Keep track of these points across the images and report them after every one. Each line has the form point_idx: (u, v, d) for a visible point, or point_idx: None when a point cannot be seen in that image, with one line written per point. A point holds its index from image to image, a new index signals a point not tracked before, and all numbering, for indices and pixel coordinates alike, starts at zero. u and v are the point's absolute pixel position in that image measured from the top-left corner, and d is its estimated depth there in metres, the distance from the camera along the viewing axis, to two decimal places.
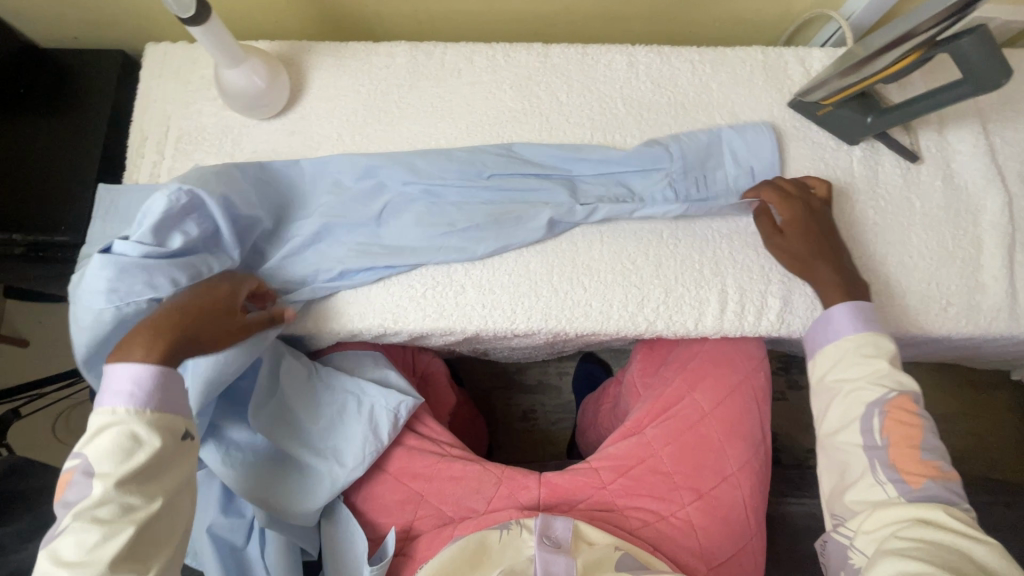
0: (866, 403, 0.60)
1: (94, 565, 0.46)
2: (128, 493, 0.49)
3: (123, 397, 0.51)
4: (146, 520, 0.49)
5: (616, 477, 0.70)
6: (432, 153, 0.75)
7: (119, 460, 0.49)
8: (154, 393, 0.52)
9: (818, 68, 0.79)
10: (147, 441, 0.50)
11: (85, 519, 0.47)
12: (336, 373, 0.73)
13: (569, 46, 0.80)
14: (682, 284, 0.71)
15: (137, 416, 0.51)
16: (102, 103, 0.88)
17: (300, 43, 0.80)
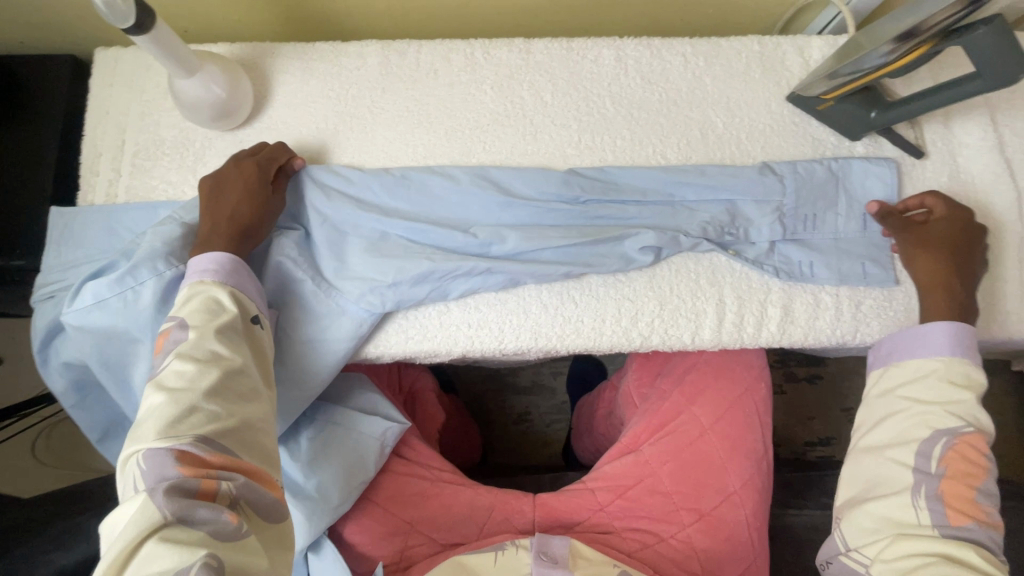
0: (933, 427, 0.56)
1: (191, 392, 0.46)
2: (218, 342, 0.50)
3: (206, 274, 0.55)
4: (232, 370, 0.49)
5: (613, 498, 0.68)
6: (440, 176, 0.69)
7: (207, 316, 0.51)
8: (231, 273, 0.56)
9: (817, 58, 0.74)
10: (229, 308, 0.53)
11: (183, 358, 0.48)
12: (323, 408, 0.70)
13: (552, 41, 0.75)
14: (678, 296, 0.67)
15: (221, 288, 0.54)
16: (53, 114, 0.83)
17: (263, 45, 0.74)
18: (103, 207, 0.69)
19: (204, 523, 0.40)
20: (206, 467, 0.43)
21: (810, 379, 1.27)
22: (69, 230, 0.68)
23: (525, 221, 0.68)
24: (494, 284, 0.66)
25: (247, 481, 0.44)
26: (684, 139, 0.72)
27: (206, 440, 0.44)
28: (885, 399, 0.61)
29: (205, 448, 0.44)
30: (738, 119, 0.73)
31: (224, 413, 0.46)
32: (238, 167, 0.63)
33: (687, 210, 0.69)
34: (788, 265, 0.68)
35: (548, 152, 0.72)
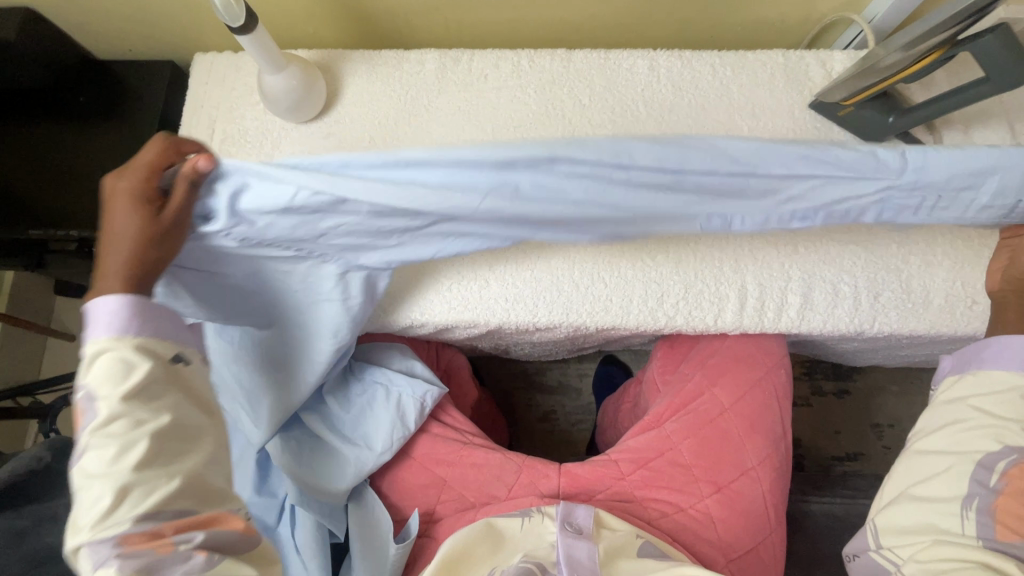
0: (1003, 442, 0.58)
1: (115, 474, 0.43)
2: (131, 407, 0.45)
3: (100, 328, 0.46)
4: (162, 429, 0.45)
5: (635, 469, 0.71)
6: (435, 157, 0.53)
7: (115, 383, 0.45)
8: (133, 317, 0.47)
9: (839, 70, 0.80)
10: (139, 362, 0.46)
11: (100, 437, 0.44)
12: (364, 368, 0.76)
13: (592, 52, 0.83)
14: (702, 281, 0.72)
15: (122, 344, 0.46)
16: (153, 111, 0.95)
17: (336, 52, 0.85)
18: None
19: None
20: (157, 535, 0.43)
21: (837, 394, 1.28)
22: None
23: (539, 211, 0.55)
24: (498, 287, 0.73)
25: (200, 535, 0.44)
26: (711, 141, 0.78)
27: (147, 514, 0.43)
28: (956, 405, 0.64)
29: (147, 522, 0.43)
30: (762, 123, 0.79)
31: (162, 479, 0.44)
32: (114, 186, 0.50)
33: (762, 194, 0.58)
34: (778, 300, 0.72)
35: None
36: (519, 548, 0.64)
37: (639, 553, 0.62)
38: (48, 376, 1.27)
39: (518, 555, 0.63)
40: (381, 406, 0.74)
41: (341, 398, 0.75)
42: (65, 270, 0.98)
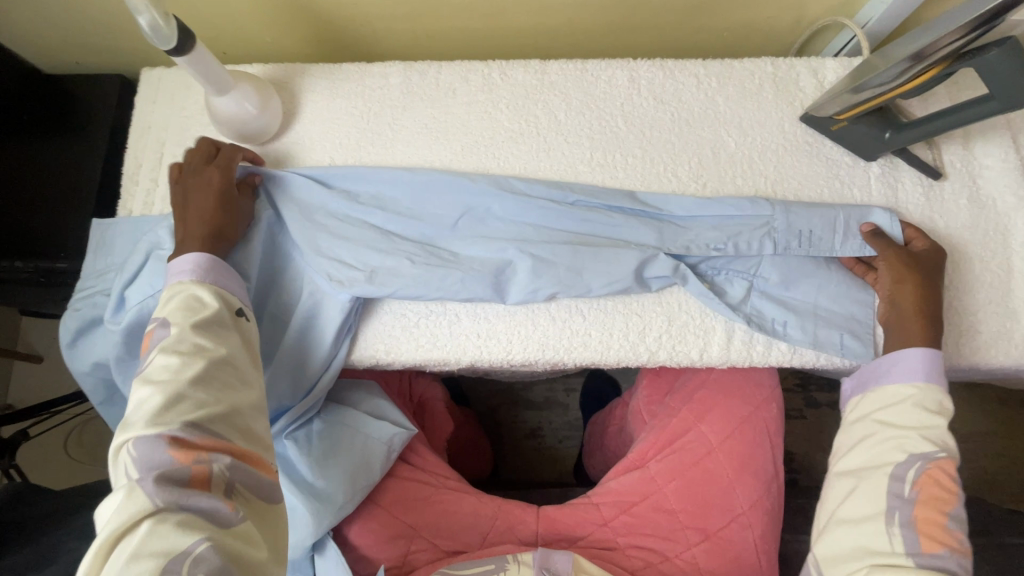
0: (907, 451, 0.56)
1: (175, 382, 0.48)
2: (200, 335, 0.52)
3: (185, 274, 0.57)
4: (217, 359, 0.51)
5: (618, 514, 0.67)
6: (435, 183, 0.71)
7: (189, 313, 0.54)
8: (212, 270, 0.58)
9: (832, 80, 0.75)
10: (210, 303, 0.55)
11: (168, 351, 0.50)
12: (333, 408, 0.72)
13: (568, 62, 0.77)
14: (686, 312, 0.68)
15: (199, 286, 0.56)
16: (103, 129, 0.89)
17: (293, 66, 0.79)
18: (140, 217, 0.74)
19: (205, 512, 0.43)
20: (193, 446, 0.45)
21: (832, 406, 1.24)
22: (104, 240, 0.73)
23: (545, 229, 0.69)
24: (482, 290, 0.66)
25: (234, 463, 0.47)
26: (696, 158, 0.73)
27: (195, 423, 0.46)
28: (859, 423, 0.61)
29: (192, 431, 0.46)
30: (750, 139, 0.73)
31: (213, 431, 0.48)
32: (201, 172, 0.65)
33: (676, 227, 0.69)
34: (760, 318, 0.67)
35: (560, 169, 0.73)
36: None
37: None
38: (13, 402, 1.21)
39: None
40: (348, 452, 0.68)
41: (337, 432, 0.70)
42: None
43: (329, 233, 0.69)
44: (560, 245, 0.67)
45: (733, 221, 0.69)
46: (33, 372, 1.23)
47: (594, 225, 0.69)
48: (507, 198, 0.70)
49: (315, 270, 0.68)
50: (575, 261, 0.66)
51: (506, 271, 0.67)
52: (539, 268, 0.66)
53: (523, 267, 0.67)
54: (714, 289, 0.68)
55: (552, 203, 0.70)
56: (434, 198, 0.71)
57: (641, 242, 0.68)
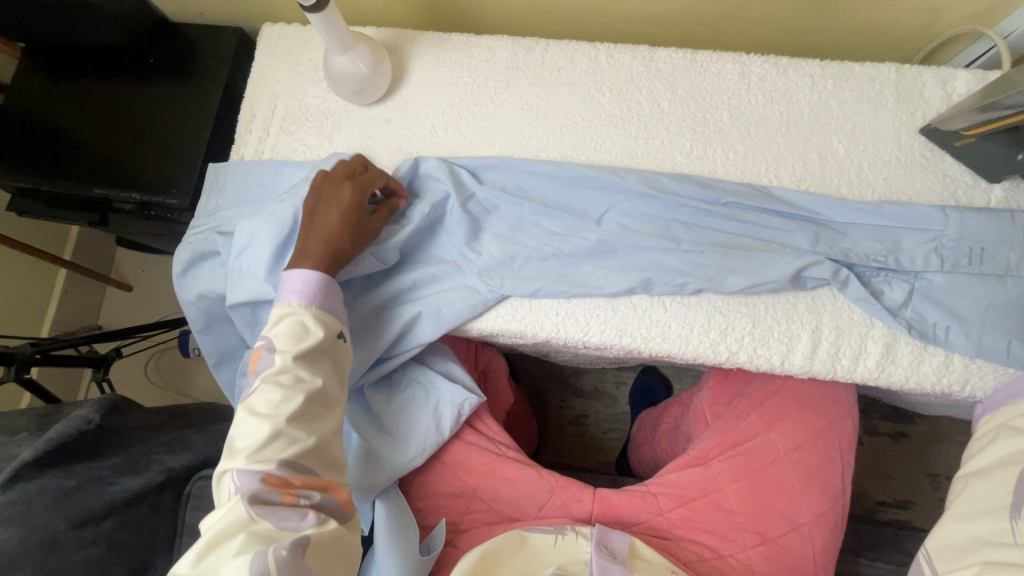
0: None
1: (278, 417, 0.52)
2: (300, 367, 0.55)
3: (294, 294, 0.59)
4: (314, 392, 0.55)
5: (675, 506, 0.67)
6: (542, 171, 0.72)
7: (294, 340, 0.56)
8: (319, 294, 0.59)
9: (961, 93, 0.70)
10: (315, 331, 0.58)
11: (271, 382, 0.54)
12: (411, 366, 0.74)
13: (677, 51, 0.76)
14: (772, 317, 0.66)
15: (307, 311, 0.58)
16: (219, 78, 0.95)
17: (404, 33, 0.81)
18: (252, 162, 0.78)
19: (290, 529, 0.48)
20: (289, 484, 0.50)
21: (894, 436, 1.19)
22: (218, 182, 0.78)
23: (661, 219, 0.69)
24: (610, 286, 0.67)
25: (319, 495, 0.51)
26: (800, 162, 0.71)
27: (288, 462, 0.51)
28: (991, 431, 0.60)
29: (287, 468, 0.51)
30: (862, 147, 0.70)
31: (304, 435, 0.53)
32: (338, 186, 0.65)
33: (834, 232, 0.67)
34: (921, 324, 0.64)
35: (657, 158, 0.73)
36: (547, 568, 0.60)
37: None
38: (103, 324, 1.32)
39: (550, 569, 0.59)
40: (421, 408, 0.71)
41: (383, 390, 0.73)
42: (127, 230, 1.00)
43: (461, 218, 0.70)
44: (709, 248, 0.67)
45: (825, 228, 0.67)
46: (122, 298, 1.34)
47: (677, 220, 0.69)
48: (590, 190, 0.71)
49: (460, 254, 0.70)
50: (666, 261, 0.67)
51: (597, 267, 0.68)
52: (668, 264, 0.67)
53: (668, 259, 0.67)
54: (874, 293, 0.65)
55: (642, 197, 0.70)
56: (521, 187, 0.73)
57: (721, 234, 0.68)
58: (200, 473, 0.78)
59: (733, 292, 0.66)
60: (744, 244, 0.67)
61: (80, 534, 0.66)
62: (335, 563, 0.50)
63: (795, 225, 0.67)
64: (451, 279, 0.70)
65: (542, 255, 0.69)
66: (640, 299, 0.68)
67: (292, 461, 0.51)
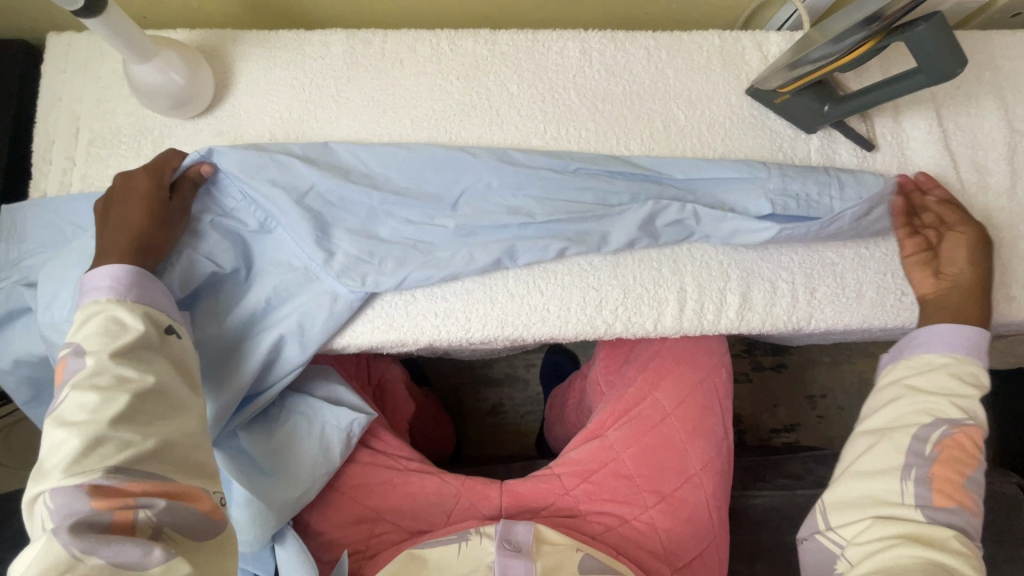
0: (937, 415, 0.59)
1: (96, 424, 0.45)
2: (124, 365, 0.48)
3: (103, 291, 0.52)
4: (143, 392, 0.48)
5: (579, 483, 0.69)
6: (388, 155, 0.69)
7: (107, 339, 0.49)
8: (130, 286, 0.53)
9: (775, 53, 0.76)
10: (133, 326, 0.51)
11: (83, 388, 0.46)
12: (290, 396, 0.69)
13: (518, 32, 0.75)
14: (640, 284, 0.69)
15: (119, 305, 0.52)
16: (4, 102, 0.80)
17: (223, 33, 0.73)
18: (56, 198, 0.67)
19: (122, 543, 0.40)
20: (122, 493, 0.43)
21: (775, 368, 1.31)
22: (15, 226, 0.66)
23: (522, 194, 0.69)
24: (475, 265, 0.66)
25: (165, 502, 0.44)
26: (647, 132, 0.73)
27: (119, 467, 0.44)
28: (888, 388, 0.64)
29: (119, 477, 0.43)
30: (699, 112, 0.74)
31: (138, 437, 0.46)
32: (130, 180, 0.60)
33: (675, 188, 0.70)
34: (771, 275, 0.70)
35: (513, 142, 0.72)
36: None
37: (582, 567, 0.59)
38: None
39: None
40: (304, 439, 0.66)
41: (261, 429, 0.67)
42: None
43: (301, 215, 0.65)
44: (564, 218, 0.67)
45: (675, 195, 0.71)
46: None
47: (532, 196, 0.69)
48: (436, 168, 0.69)
49: (311, 258, 0.65)
50: (524, 235, 0.67)
51: (460, 250, 0.67)
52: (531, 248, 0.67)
53: (527, 235, 0.67)
54: (724, 251, 0.70)
55: (495, 171, 0.69)
56: (360, 171, 0.68)
57: (576, 205, 0.68)
58: None
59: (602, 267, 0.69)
60: (595, 207, 0.68)
61: None
62: None
63: (642, 188, 0.69)
64: (310, 285, 0.65)
65: (398, 246, 0.66)
66: (515, 280, 0.68)
67: (125, 468, 0.44)
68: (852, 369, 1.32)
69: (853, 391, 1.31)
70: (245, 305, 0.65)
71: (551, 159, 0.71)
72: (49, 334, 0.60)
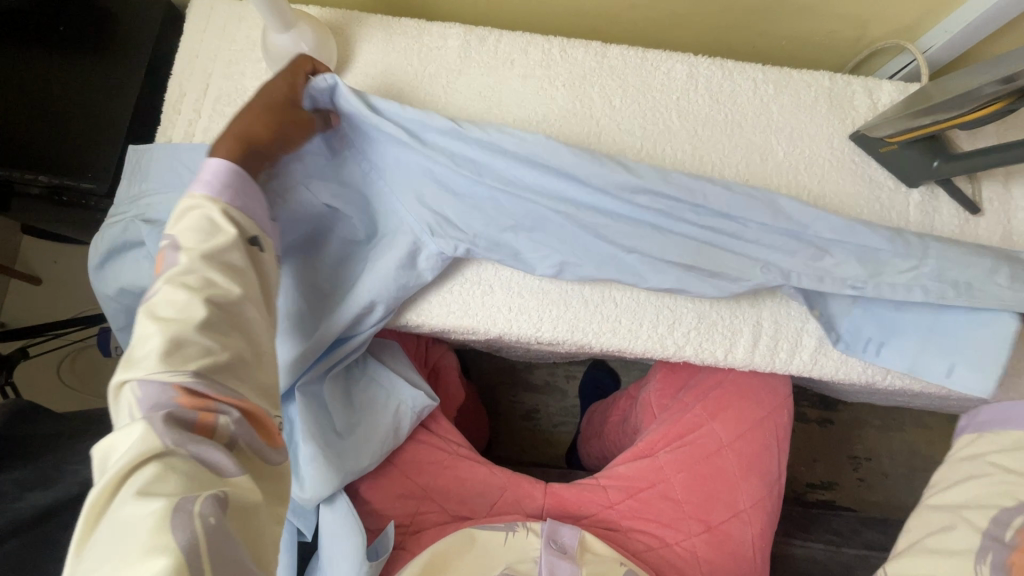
0: (1015, 497, 0.61)
1: (183, 325, 0.42)
2: (212, 270, 0.46)
3: (201, 184, 0.49)
4: (223, 300, 0.45)
5: (624, 498, 0.69)
6: (514, 127, 0.64)
7: (202, 237, 0.47)
8: (229, 190, 0.50)
9: (885, 102, 0.75)
10: (225, 229, 0.48)
11: (174, 284, 0.44)
12: (374, 364, 0.72)
13: (628, 48, 0.77)
14: (717, 312, 0.69)
15: (212, 204, 0.49)
16: (141, 52, 0.87)
17: (350, 13, 0.77)
18: (178, 145, 0.71)
19: (202, 449, 0.38)
20: (204, 398, 0.41)
21: (821, 422, 1.27)
22: (141, 164, 0.71)
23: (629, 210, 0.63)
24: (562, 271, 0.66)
25: (241, 417, 0.42)
26: (744, 162, 0.74)
27: (202, 372, 0.41)
28: (974, 463, 0.68)
29: (203, 381, 0.41)
30: (799, 150, 0.74)
31: (218, 346, 0.43)
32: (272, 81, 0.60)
33: (800, 229, 0.63)
34: (851, 330, 0.68)
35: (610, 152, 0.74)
36: (497, 563, 0.61)
37: None
38: (9, 321, 1.20)
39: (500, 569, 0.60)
40: (378, 410, 0.69)
41: (339, 384, 0.69)
42: (35, 214, 0.91)
43: (408, 181, 0.66)
44: (672, 249, 0.63)
45: None
46: (30, 293, 1.22)
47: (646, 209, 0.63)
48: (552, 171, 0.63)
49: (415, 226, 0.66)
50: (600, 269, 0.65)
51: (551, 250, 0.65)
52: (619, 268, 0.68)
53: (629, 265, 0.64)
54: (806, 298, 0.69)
55: (602, 194, 0.63)
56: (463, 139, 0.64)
57: (693, 224, 0.63)
58: None
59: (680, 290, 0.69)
60: (710, 234, 0.63)
61: None
62: (259, 536, 0.39)
63: (765, 227, 0.63)
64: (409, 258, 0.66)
65: (494, 229, 0.65)
66: (594, 289, 0.69)
67: (212, 377, 0.42)
68: (902, 437, 1.27)
69: (901, 460, 1.26)
70: (348, 258, 0.68)
71: (675, 189, 0.62)
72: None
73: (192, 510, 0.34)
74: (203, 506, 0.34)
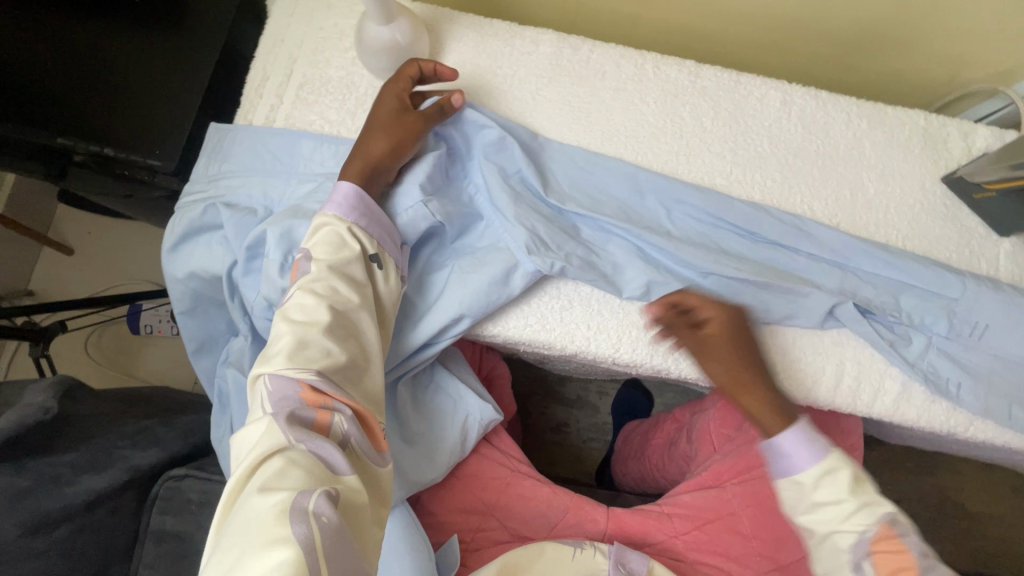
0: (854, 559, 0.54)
1: (308, 328, 0.49)
2: (338, 280, 0.53)
3: (333, 206, 0.57)
4: (349, 306, 0.52)
5: (690, 529, 0.67)
6: (610, 160, 0.71)
7: (332, 250, 0.55)
8: (356, 210, 0.58)
9: (980, 147, 0.74)
10: (352, 244, 0.56)
11: (306, 290, 0.52)
12: (439, 373, 0.69)
13: (722, 70, 0.75)
14: (801, 348, 0.67)
15: (342, 223, 0.56)
16: (216, 30, 0.84)
17: (442, 10, 0.75)
18: (258, 129, 0.69)
19: (320, 446, 0.42)
20: (325, 398, 0.45)
21: None
22: (220, 146, 0.69)
23: (703, 237, 0.68)
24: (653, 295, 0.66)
25: (354, 419, 0.46)
26: (833, 196, 0.72)
27: (327, 373, 0.47)
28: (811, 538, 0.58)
29: (326, 381, 0.46)
30: (890, 189, 0.73)
31: (337, 350, 0.49)
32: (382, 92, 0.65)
33: (860, 279, 0.68)
34: (935, 377, 0.66)
35: (698, 174, 0.72)
36: None
37: None
38: (38, 290, 1.17)
39: None
40: (446, 419, 0.67)
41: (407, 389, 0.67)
42: (91, 187, 0.89)
43: (504, 192, 0.67)
44: (743, 286, 0.66)
45: (852, 272, 0.68)
46: (63, 263, 1.19)
47: (725, 239, 0.69)
48: (633, 201, 0.69)
49: (511, 243, 0.66)
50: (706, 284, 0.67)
51: (641, 272, 0.67)
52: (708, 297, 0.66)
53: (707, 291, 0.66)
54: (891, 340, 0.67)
55: (682, 225, 0.69)
56: (556, 163, 0.70)
57: (761, 263, 0.68)
58: (170, 473, 0.71)
59: (766, 321, 0.67)
60: (777, 274, 0.67)
61: (32, 543, 0.57)
62: (364, 530, 0.41)
63: (822, 268, 0.67)
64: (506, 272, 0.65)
65: (585, 251, 0.67)
66: None
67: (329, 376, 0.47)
68: None
69: None
70: (437, 265, 0.68)
71: (755, 228, 0.68)
72: (248, 263, 0.64)
73: (307, 506, 0.37)
74: (316, 503, 0.37)
